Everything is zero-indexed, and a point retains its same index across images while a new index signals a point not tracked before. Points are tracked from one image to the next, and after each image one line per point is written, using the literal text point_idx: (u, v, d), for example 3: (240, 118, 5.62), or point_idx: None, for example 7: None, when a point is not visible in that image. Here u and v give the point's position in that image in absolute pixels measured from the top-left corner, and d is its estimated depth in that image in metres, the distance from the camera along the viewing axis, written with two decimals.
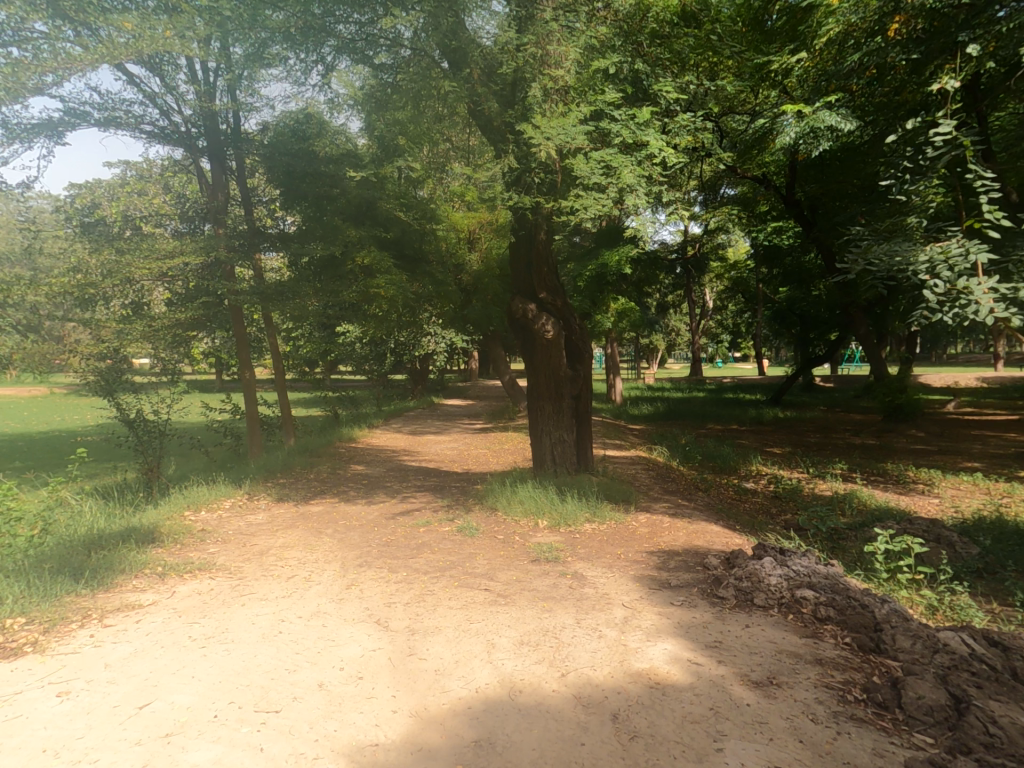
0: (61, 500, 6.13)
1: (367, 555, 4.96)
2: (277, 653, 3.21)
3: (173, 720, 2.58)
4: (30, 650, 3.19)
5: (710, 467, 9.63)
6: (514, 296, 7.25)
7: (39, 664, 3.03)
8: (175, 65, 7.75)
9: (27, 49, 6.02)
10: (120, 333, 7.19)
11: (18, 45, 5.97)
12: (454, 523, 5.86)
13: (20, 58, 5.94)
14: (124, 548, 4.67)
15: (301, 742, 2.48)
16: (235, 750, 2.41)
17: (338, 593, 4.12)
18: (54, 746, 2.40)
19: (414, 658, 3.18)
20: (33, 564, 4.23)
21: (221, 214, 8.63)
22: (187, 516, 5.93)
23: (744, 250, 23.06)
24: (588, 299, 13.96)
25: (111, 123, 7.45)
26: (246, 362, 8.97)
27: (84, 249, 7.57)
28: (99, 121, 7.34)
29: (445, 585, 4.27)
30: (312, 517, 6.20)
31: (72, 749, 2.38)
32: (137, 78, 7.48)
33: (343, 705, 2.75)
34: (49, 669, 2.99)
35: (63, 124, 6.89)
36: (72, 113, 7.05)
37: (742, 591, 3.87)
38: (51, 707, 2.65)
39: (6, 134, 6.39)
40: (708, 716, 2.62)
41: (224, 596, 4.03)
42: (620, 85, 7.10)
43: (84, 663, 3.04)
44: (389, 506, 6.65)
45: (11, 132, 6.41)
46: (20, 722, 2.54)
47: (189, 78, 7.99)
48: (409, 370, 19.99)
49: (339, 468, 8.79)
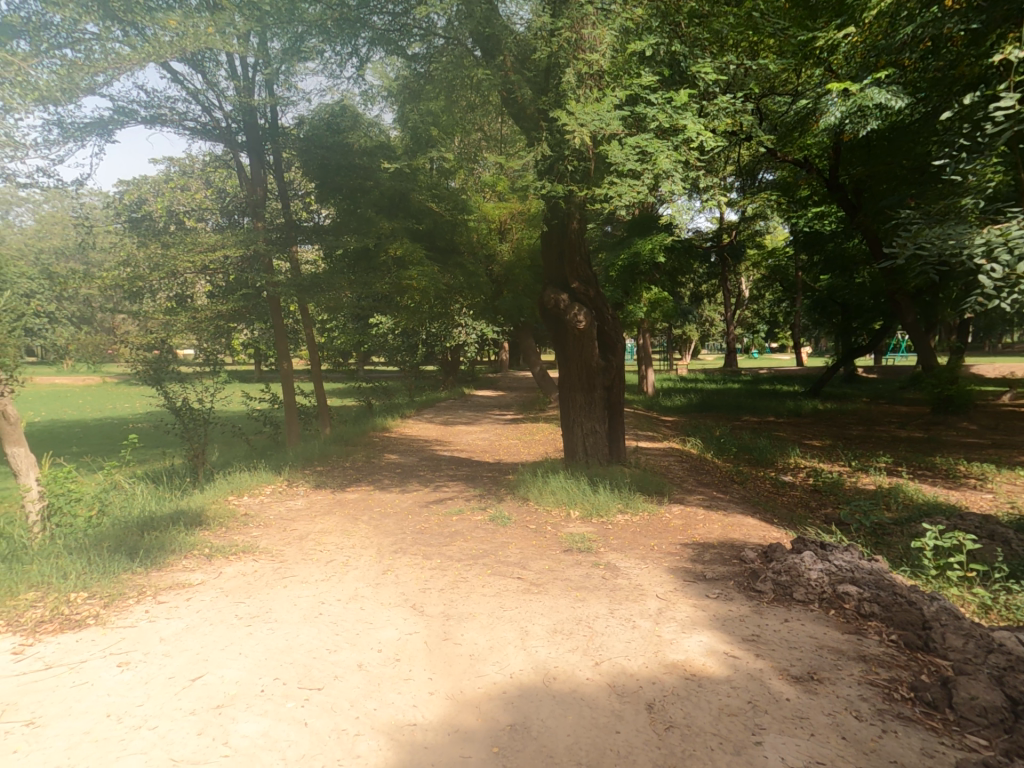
0: (116, 483, 6.45)
1: (401, 542, 5.05)
2: (319, 632, 3.32)
3: (224, 693, 2.70)
4: (92, 622, 3.38)
5: (747, 459, 9.44)
6: (545, 287, 7.21)
7: (101, 636, 3.21)
8: (216, 62, 7.93)
9: (80, 50, 6.11)
10: (167, 326, 7.50)
11: (71, 46, 6.05)
12: (486, 511, 5.93)
13: (73, 59, 6.04)
14: (174, 529, 4.89)
15: (342, 718, 2.55)
16: (281, 723, 2.50)
17: (375, 578, 4.20)
18: (116, 712, 2.54)
19: (449, 643, 3.24)
20: (93, 542, 4.47)
21: (259, 208, 8.82)
22: (230, 501, 6.17)
23: (785, 236, 22.35)
24: (620, 289, 13.73)
25: (152, 120, 7.65)
26: (283, 354, 9.18)
27: (132, 244, 7.85)
28: (146, 118, 7.58)
29: (478, 573, 4.32)
30: (348, 504, 6.36)
31: (133, 715, 2.52)
32: (181, 76, 7.68)
33: (382, 685, 2.83)
34: (110, 641, 3.16)
35: (113, 123, 7.14)
36: (121, 112, 7.30)
37: (780, 586, 3.78)
38: (113, 676, 2.81)
39: (61, 134, 6.66)
40: (746, 709, 2.59)
41: (268, 577, 4.18)
42: (656, 68, 6.93)
43: (142, 636, 3.21)
44: (423, 495, 6.75)
45: (65, 132, 6.68)
46: (87, 688, 2.70)
47: (229, 74, 8.18)
48: (439, 362, 20.26)
49: (373, 458, 8.95)
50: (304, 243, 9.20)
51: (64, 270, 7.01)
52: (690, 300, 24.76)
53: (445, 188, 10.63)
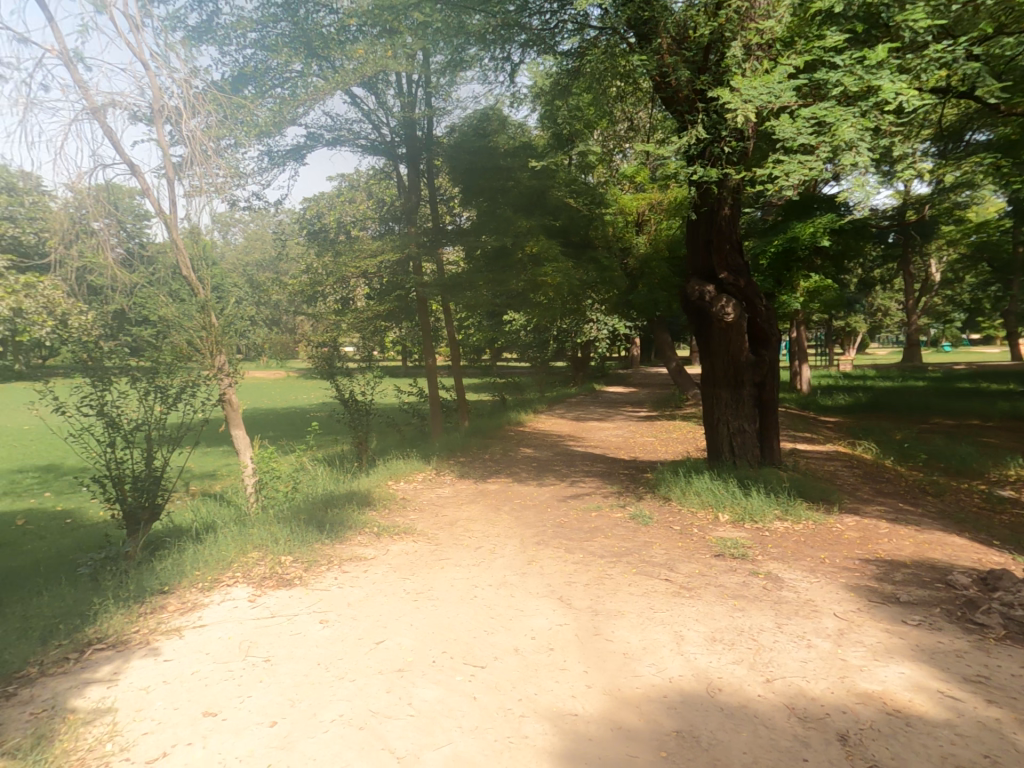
0: (302, 463, 7.42)
1: (542, 535, 5.15)
2: (476, 614, 3.52)
3: (402, 658, 2.98)
4: (298, 582, 3.94)
5: (937, 468, 8.13)
6: (687, 279, 6.86)
7: (306, 594, 3.73)
8: (386, 83, 8.72)
9: (289, 87, 7.19)
10: (334, 326, 8.48)
11: (284, 85, 7.17)
12: (626, 509, 5.82)
13: (284, 96, 7.11)
14: (350, 508, 5.52)
15: (506, 699, 2.67)
16: (453, 694, 2.69)
17: (520, 568, 4.35)
18: (325, 661, 2.95)
19: (602, 638, 3.24)
20: (295, 513, 5.22)
21: (412, 214, 9.53)
22: (391, 485, 6.78)
23: (991, 208, 18.76)
24: (772, 279, 12.70)
25: (337, 143, 8.68)
26: (429, 350, 9.80)
27: (309, 257, 8.99)
28: (329, 141, 8.56)
29: (623, 571, 4.25)
30: (490, 494, 6.65)
31: (337, 666, 2.90)
32: (359, 98, 8.51)
33: (539, 672, 2.90)
34: (313, 600, 3.66)
35: (306, 148, 8.19)
36: (312, 137, 8.33)
37: (1007, 622, 3.21)
38: (318, 630, 3.25)
39: (270, 160, 7.78)
40: (972, 762, 2.23)
41: (426, 558, 4.52)
42: (846, 24, 6.23)
43: (336, 598, 3.67)
44: (561, 489, 6.83)
45: (273, 158, 7.80)
46: (299, 639, 3.16)
47: (397, 92, 8.94)
48: (570, 358, 20.33)
49: (510, 450, 9.26)
50: (448, 246, 9.67)
51: (266, 280, 8.29)
52: (857, 287, 21.99)
53: (584, 182, 10.67)
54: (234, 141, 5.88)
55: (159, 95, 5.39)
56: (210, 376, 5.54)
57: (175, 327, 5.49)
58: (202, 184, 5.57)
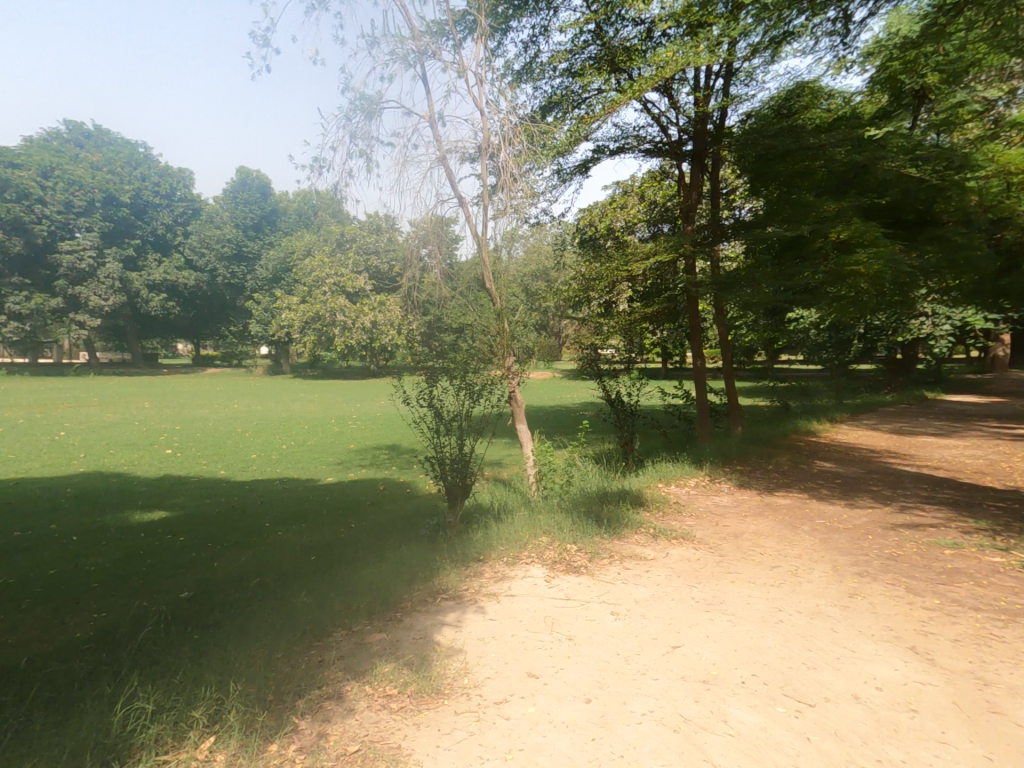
0: (573, 457, 7.95)
1: (865, 566, 4.46)
2: (786, 640, 3.30)
3: (707, 671, 3.01)
4: (584, 571, 4.36)
5: None
6: None
7: (593, 584, 4.13)
8: (683, 82, 8.80)
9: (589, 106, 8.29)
10: (601, 326, 8.89)
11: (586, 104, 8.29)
12: (1000, 555, 4.57)
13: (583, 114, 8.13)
14: (622, 504, 5.77)
15: (858, 753, 2.40)
16: (779, 727, 2.55)
17: (840, 600, 3.88)
18: (623, 653, 3.21)
19: (996, 716, 2.63)
20: (573, 503, 5.72)
21: (691, 212, 9.36)
22: (661, 486, 6.81)
23: None
24: None
25: (617, 150, 9.14)
26: (696, 350, 9.42)
27: (576, 262, 9.63)
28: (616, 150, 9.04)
29: (1020, 634, 3.36)
30: (781, 509, 6.08)
31: (636, 661, 3.12)
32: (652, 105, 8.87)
33: (902, 733, 2.52)
34: (600, 590, 4.02)
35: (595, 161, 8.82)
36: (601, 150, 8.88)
37: None
38: (609, 621, 3.57)
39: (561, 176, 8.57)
40: None
41: (712, 567, 4.42)
42: None
43: (623, 592, 3.97)
44: (879, 514, 5.81)
45: (563, 175, 8.57)
46: (595, 627, 3.51)
47: (693, 87, 8.92)
48: (878, 360, 17.08)
49: (799, 462, 8.31)
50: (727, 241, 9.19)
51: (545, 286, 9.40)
52: None
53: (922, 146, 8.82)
54: (534, 164, 6.68)
55: (486, 135, 6.45)
56: (496, 379, 6.34)
57: (479, 331, 6.41)
58: (507, 207, 6.56)
